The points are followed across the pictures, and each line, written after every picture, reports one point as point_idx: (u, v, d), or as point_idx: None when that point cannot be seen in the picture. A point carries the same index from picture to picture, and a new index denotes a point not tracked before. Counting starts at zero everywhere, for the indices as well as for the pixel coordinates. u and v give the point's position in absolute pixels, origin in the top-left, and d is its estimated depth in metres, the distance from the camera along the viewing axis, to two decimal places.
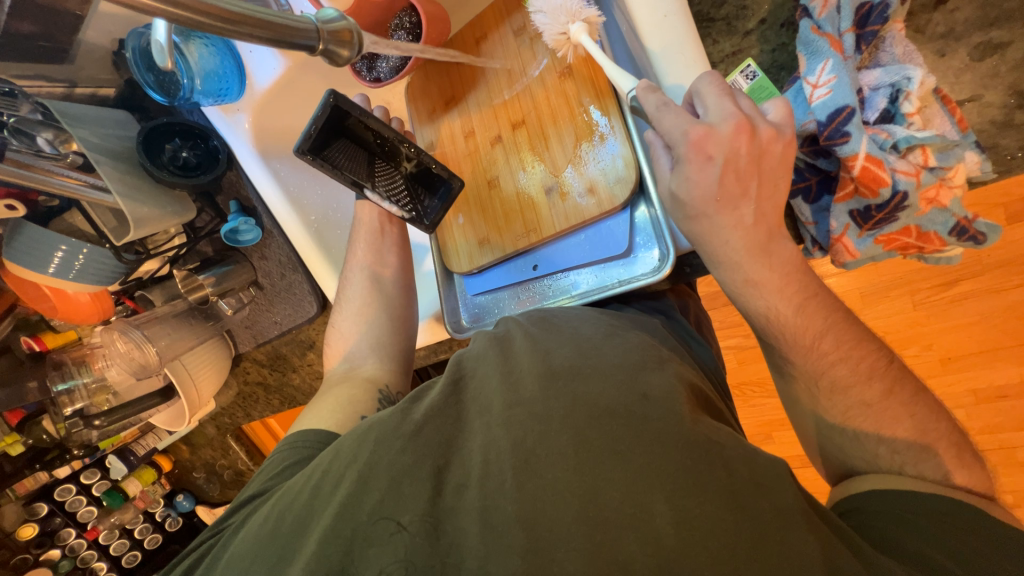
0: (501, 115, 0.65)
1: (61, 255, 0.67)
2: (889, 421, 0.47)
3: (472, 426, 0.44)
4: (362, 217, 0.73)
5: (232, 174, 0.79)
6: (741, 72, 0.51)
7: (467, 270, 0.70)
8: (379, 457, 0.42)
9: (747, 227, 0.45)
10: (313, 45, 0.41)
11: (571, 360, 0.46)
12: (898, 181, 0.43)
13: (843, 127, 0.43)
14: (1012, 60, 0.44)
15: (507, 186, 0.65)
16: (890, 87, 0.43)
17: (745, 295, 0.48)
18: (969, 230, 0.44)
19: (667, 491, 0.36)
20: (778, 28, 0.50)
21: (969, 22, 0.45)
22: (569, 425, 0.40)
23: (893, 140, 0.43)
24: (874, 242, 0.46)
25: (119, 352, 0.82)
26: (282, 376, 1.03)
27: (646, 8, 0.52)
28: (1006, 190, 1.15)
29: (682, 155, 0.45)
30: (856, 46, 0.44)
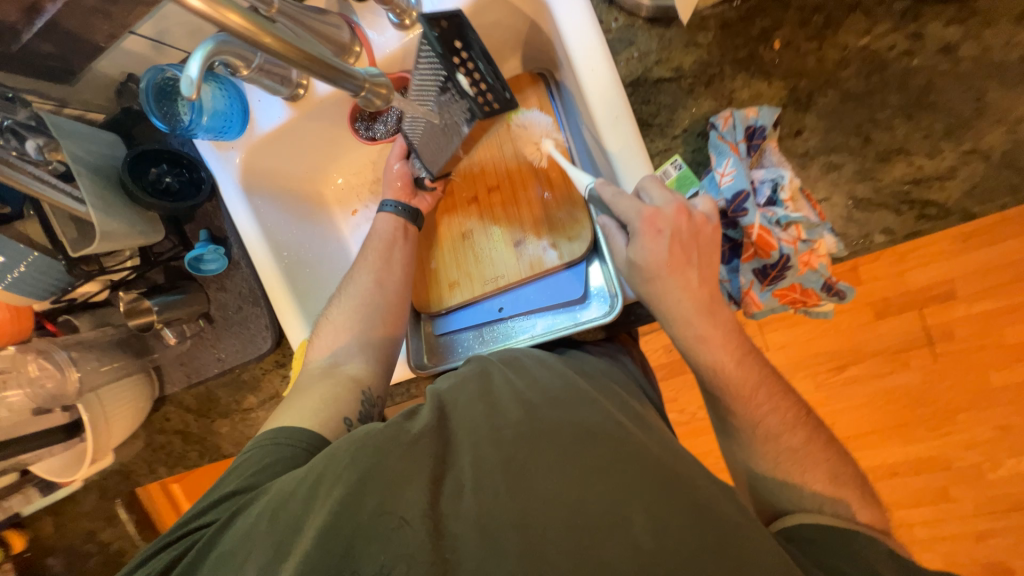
0: (478, 180, 0.76)
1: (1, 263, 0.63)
2: (811, 464, 0.55)
3: (461, 441, 0.48)
4: (381, 229, 0.75)
5: (210, 206, 0.80)
6: (672, 163, 0.59)
7: (437, 309, 0.75)
8: (378, 463, 0.46)
9: (693, 287, 0.54)
10: (354, 90, 0.55)
11: (550, 384, 0.53)
12: (784, 248, 0.50)
13: (743, 204, 0.51)
14: (847, 174, 0.55)
15: (479, 238, 0.74)
16: (773, 181, 0.52)
17: (695, 349, 0.57)
18: (834, 287, 0.52)
19: (650, 500, 0.41)
20: (695, 136, 0.58)
21: (817, 146, 0.55)
22: (559, 440, 0.45)
23: (777, 216, 0.50)
24: (772, 295, 0.55)
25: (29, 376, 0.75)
26: (210, 423, 0.95)
27: (602, 105, 0.58)
28: (871, 293, 1.46)
29: (636, 226, 0.53)
30: (748, 150, 0.53)
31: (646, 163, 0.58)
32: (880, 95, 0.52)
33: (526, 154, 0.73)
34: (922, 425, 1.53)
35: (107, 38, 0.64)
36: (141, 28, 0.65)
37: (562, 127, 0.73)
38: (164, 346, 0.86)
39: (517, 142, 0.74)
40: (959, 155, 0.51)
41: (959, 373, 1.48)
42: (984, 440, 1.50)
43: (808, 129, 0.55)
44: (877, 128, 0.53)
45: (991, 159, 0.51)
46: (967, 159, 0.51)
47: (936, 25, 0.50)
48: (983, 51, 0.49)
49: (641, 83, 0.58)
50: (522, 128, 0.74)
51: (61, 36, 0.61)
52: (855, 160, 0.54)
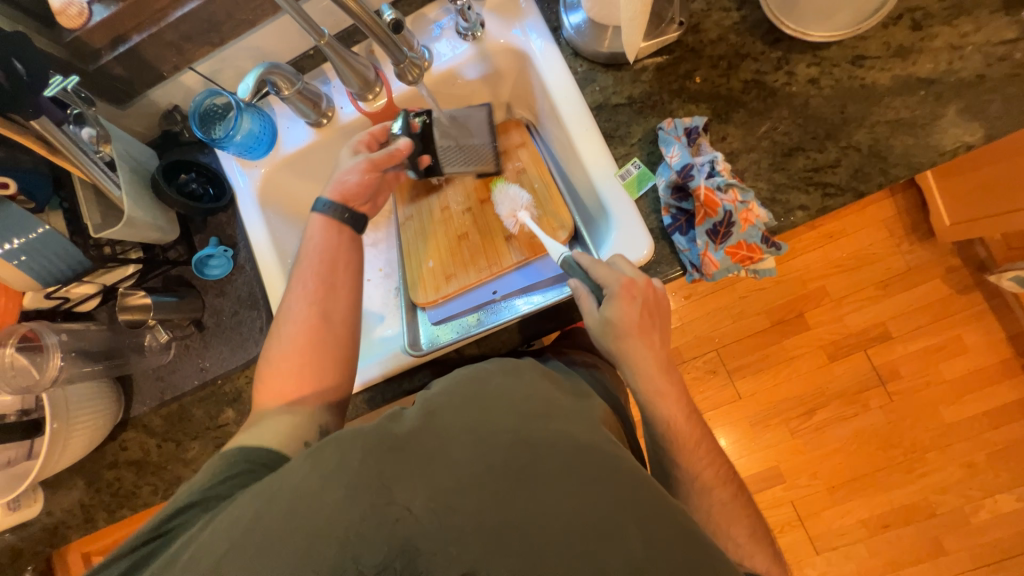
0: (473, 195, 0.88)
1: (37, 234, 0.69)
2: (733, 520, 0.64)
3: (462, 441, 0.50)
4: (307, 263, 0.72)
5: (223, 217, 0.87)
6: (630, 165, 0.74)
7: (433, 298, 0.80)
8: (367, 468, 0.48)
9: (655, 348, 0.63)
10: (398, 60, 0.71)
11: (531, 400, 0.56)
12: (726, 205, 0.64)
13: (691, 173, 0.65)
14: (763, 166, 0.71)
15: (474, 236, 0.84)
16: (710, 160, 0.66)
17: (653, 404, 0.63)
18: (771, 238, 0.65)
19: (639, 520, 0.46)
20: (648, 142, 0.74)
21: (738, 147, 0.72)
22: (551, 457, 0.49)
23: (717, 181, 0.64)
24: (725, 253, 0.65)
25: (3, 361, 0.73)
26: (175, 448, 0.87)
27: (576, 124, 0.76)
28: (821, 336, 1.62)
29: (615, 291, 0.62)
30: (690, 139, 0.69)
31: (610, 161, 0.74)
32: (775, 111, 0.72)
33: (504, 220, 0.82)
34: (898, 469, 1.55)
35: (172, 69, 0.79)
36: (199, 66, 0.80)
37: (544, 156, 0.88)
38: (141, 360, 0.86)
39: (500, 209, 0.84)
40: (840, 148, 0.70)
41: (916, 413, 1.56)
42: (958, 481, 1.52)
43: (730, 136, 0.73)
44: (779, 135, 0.71)
45: (863, 150, 0.69)
46: (847, 153, 0.69)
47: (803, 67, 0.71)
48: (836, 82, 0.70)
49: (602, 107, 0.77)
50: (503, 200, 0.84)
51: (136, 61, 0.75)
52: (766, 155, 0.71)
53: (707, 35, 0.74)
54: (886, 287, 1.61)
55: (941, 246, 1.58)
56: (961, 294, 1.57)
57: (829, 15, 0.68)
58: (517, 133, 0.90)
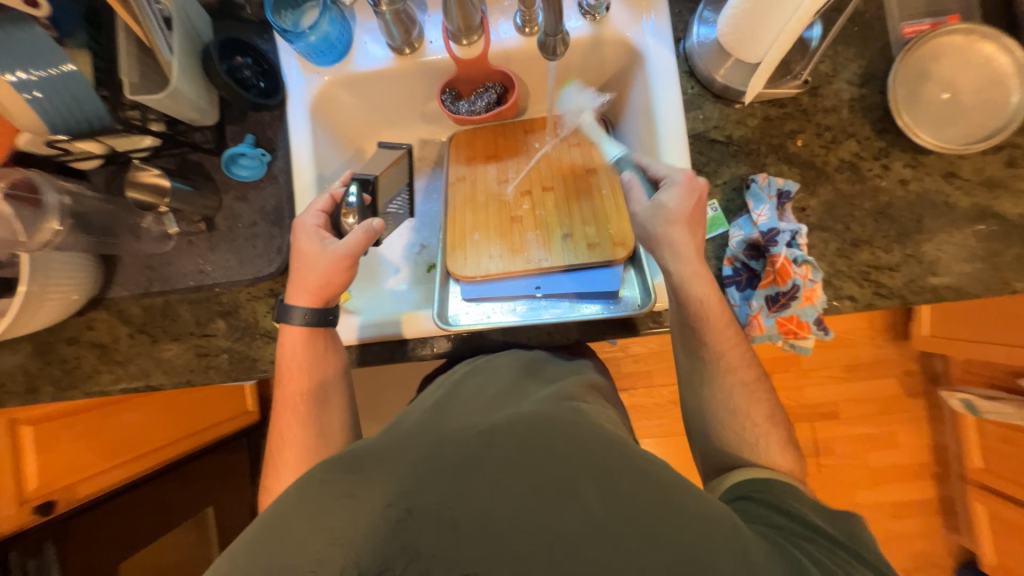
0: (535, 179, 0.84)
1: (56, 74, 0.58)
2: None
3: (422, 438, 0.53)
4: (290, 383, 0.70)
5: (266, 116, 0.78)
6: (709, 205, 0.72)
7: (471, 274, 0.77)
8: (330, 485, 0.48)
9: (698, 248, 0.64)
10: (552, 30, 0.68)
11: (487, 398, 0.62)
12: (796, 279, 0.64)
13: (775, 238, 0.65)
14: (831, 248, 0.72)
15: (527, 223, 0.80)
16: (793, 231, 0.66)
17: (691, 287, 0.64)
18: (824, 322, 0.65)
19: (592, 474, 0.47)
20: (732, 189, 0.73)
21: (814, 222, 0.72)
22: (509, 428, 0.53)
23: (795, 254, 0.64)
24: (774, 322, 0.66)
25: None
26: (149, 344, 0.81)
27: (669, 145, 0.72)
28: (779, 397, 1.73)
29: (676, 180, 0.65)
30: (779, 202, 0.68)
31: None
32: (860, 199, 0.72)
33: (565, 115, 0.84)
34: None
35: None
36: None
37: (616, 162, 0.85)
38: (134, 244, 0.78)
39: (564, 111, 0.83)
40: (904, 254, 0.71)
41: (834, 486, 1.71)
42: None
43: (809, 207, 0.73)
44: (854, 222, 0.72)
45: (923, 262, 0.71)
46: (907, 260, 0.71)
47: (898, 165, 0.72)
48: (924, 190, 0.71)
49: (699, 138, 0.74)
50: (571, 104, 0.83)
51: None
52: (837, 238, 0.72)
53: (823, 101, 0.73)
54: (849, 370, 1.72)
55: (909, 349, 1.70)
56: (908, 396, 1.71)
57: (942, 123, 0.69)
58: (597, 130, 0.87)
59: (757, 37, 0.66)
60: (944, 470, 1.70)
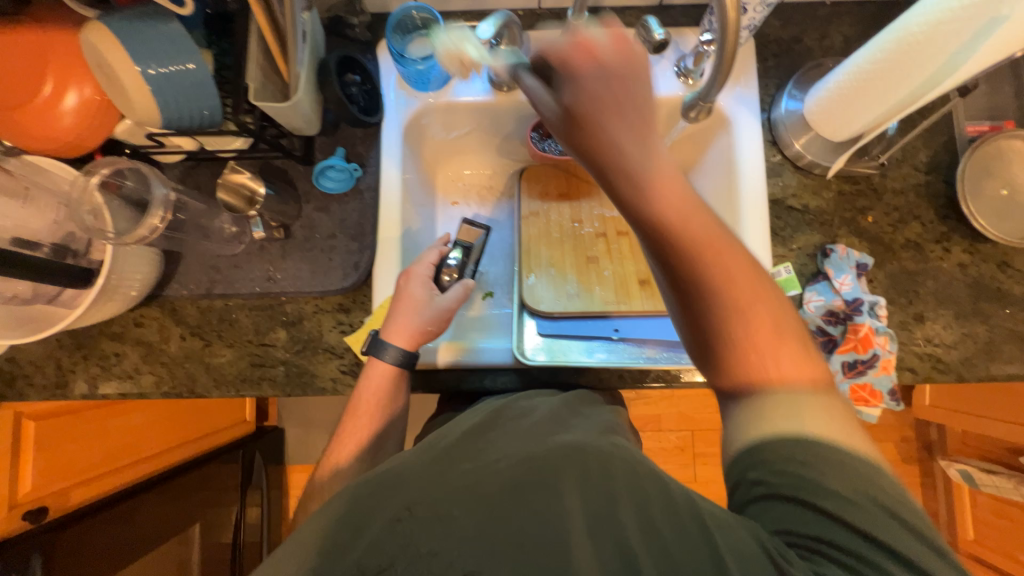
0: (610, 223, 0.86)
1: (183, 70, 0.57)
2: None
3: (460, 463, 0.44)
4: (363, 416, 0.69)
5: (360, 132, 0.79)
6: (782, 267, 0.76)
7: (547, 309, 0.78)
8: (351, 512, 0.40)
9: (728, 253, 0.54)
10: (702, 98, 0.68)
11: (529, 425, 0.52)
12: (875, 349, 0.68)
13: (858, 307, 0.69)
14: (894, 321, 0.76)
15: (603, 265, 0.82)
16: (873, 303, 0.70)
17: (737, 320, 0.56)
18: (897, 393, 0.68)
19: (637, 510, 0.39)
20: (806, 254, 0.77)
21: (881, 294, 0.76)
22: (547, 454, 0.44)
23: (876, 325, 0.68)
24: (848, 387, 0.69)
25: (78, 191, 0.60)
26: (200, 348, 0.76)
27: (750, 208, 0.76)
28: None
29: None
30: (858, 273, 0.72)
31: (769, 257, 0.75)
32: (922, 277, 0.77)
33: None
34: None
35: None
36: None
37: None
38: (201, 243, 0.76)
39: None
40: (961, 333, 0.76)
41: None
42: None
43: (875, 280, 0.77)
44: (917, 298, 0.76)
45: (978, 342, 0.75)
46: (964, 339, 0.75)
47: (957, 250, 0.77)
48: (980, 275, 0.77)
49: (777, 203, 0.79)
50: None
51: None
52: (899, 312, 0.76)
53: (892, 183, 0.78)
54: None
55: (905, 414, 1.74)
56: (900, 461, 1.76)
57: (1001, 216, 0.75)
58: None
59: (846, 119, 0.69)
60: None
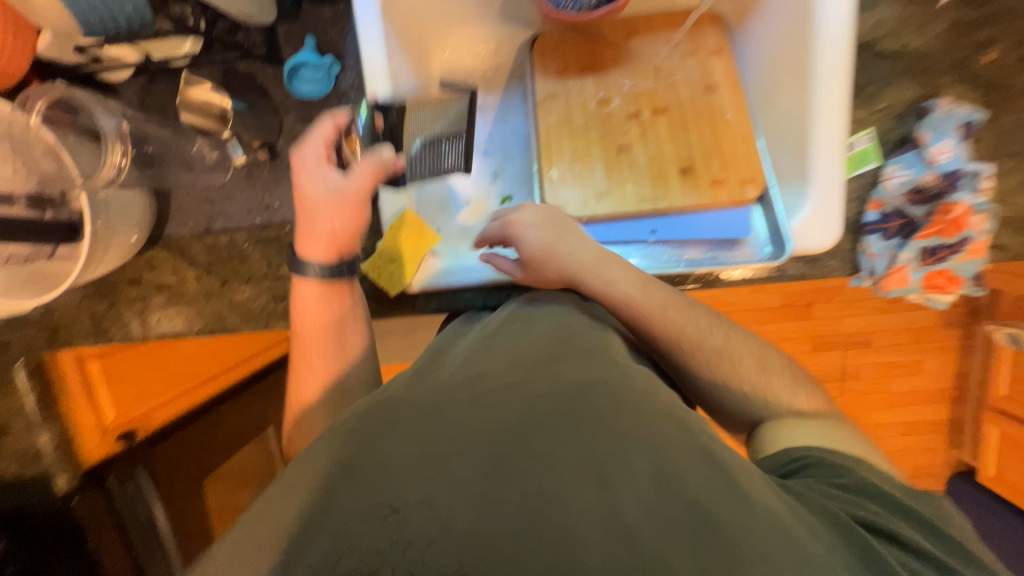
0: (644, 99, 0.72)
1: None
2: None
3: (453, 399, 0.40)
4: (305, 337, 0.60)
5: (329, 12, 0.64)
6: (862, 136, 0.62)
7: (575, 214, 0.68)
8: (344, 474, 0.34)
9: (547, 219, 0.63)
10: None
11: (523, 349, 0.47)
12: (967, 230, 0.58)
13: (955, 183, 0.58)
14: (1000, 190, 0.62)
15: (638, 154, 0.70)
16: (974, 174, 0.58)
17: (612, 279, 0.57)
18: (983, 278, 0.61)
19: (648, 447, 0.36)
20: (893, 116, 0.62)
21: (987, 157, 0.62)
22: (558, 393, 0.39)
23: (974, 202, 0.57)
24: (924, 275, 0.61)
25: (27, 130, 0.54)
26: (217, 288, 0.73)
27: (828, 60, 0.60)
28: (817, 328, 1.67)
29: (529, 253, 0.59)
30: (964, 135, 0.59)
31: (845, 125, 0.61)
32: None
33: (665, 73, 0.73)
34: None
35: None
36: None
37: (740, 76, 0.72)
38: (187, 175, 0.69)
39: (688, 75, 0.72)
40: None
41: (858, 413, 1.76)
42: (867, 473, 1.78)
43: (980, 140, 0.61)
44: None
45: None
46: None
47: None
48: None
49: (864, 48, 0.61)
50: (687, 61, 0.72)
51: None
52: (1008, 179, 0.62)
53: None
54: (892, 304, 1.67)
55: None
56: (945, 326, 1.66)
57: None
58: (715, 36, 0.73)
59: None
60: (965, 396, 1.72)
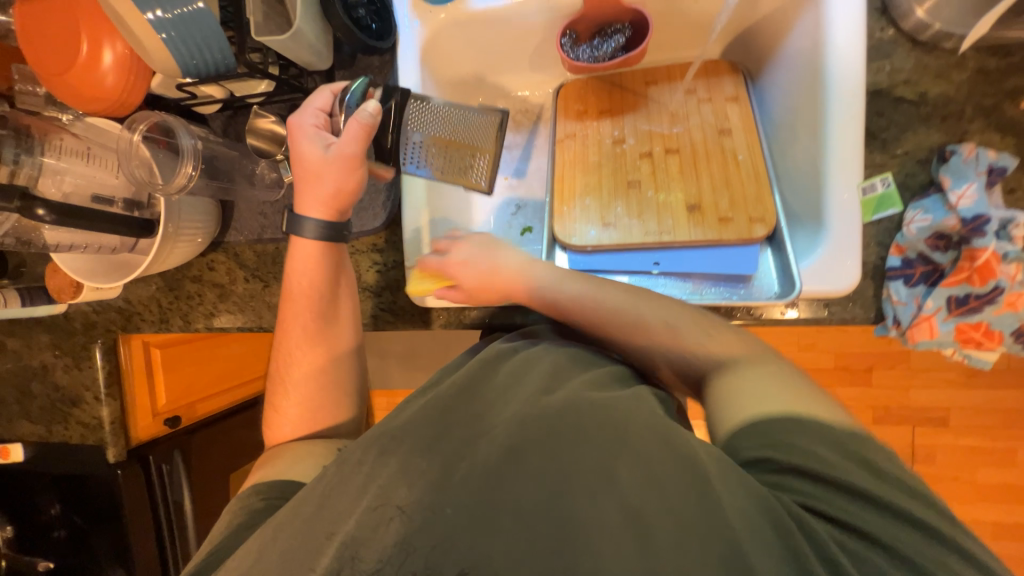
0: (657, 139, 0.75)
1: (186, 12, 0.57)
2: None
3: (471, 421, 0.43)
4: (299, 299, 0.68)
5: (377, 61, 0.75)
6: (880, 180, 0.60)
7: (580, 244, 0.71)
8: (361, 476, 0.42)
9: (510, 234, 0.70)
10: None
11: (537, 370, 0.48)
12: (1000, 279, 0.53)
13: (980, 227, 0.53)
14: None
15: (647, 190, 0.72)
16: (1005, 220, 0.53)
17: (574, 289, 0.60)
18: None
19: (632, 455, 0.37)
20: (915, 161, 0.60)
21: None
22: (540, 415, 0.41)
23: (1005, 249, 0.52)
24: (953, 327, 0.55)
25: (125, 145, 0.66)
26: (261, 289, 0.83)
27: (840, 104, 0.60)
28: (879, 397, 1.49)
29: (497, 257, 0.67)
30: (989, 180, 0.55)
31: (860, 168, 0.60)
32: None
33: (681, 116, 0.75)
34: None
35: None
36: None
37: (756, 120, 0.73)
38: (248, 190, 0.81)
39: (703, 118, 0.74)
40: None
41: None
42: None
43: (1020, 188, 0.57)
44: None
45: None
46: None
47: None
48: None
49: (880, 94, 0.61)
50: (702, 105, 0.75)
51: None
52: None
53: None
54: (972, 377, 1.46)
55: None
56: None
57: None
58: (732, 83, 0.76)
59: None
60: None
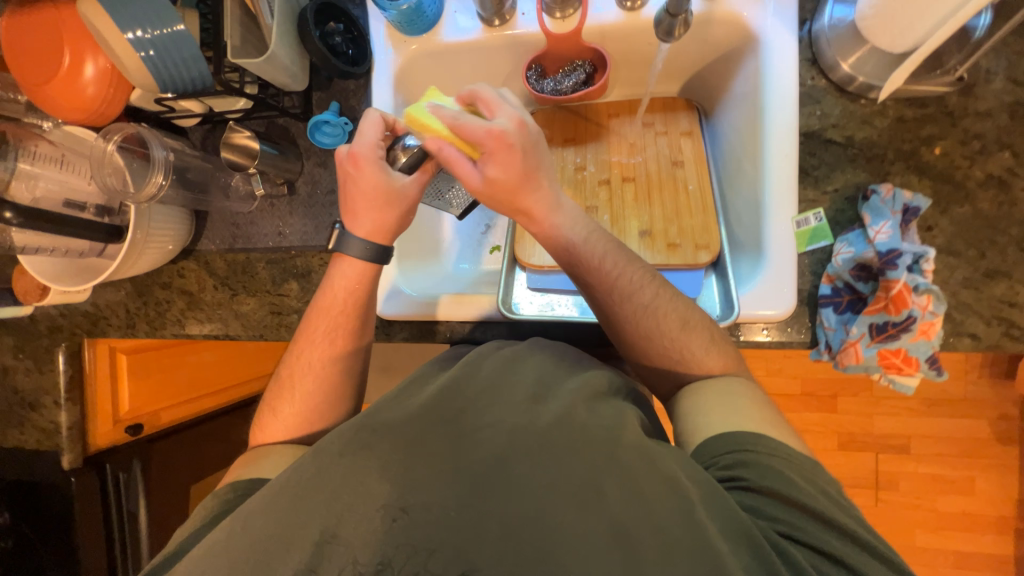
0: (615, 168, 0.79)
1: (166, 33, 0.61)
2: None
3: (462, 429, 0.46)
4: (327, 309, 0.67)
5: (353, 85, 0.79)
6: (814, 214, 0.65)
7: (538, 263, 0.75)
8: (318, 482, 0.43)
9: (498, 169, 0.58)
10: None
11: (507, 381, 0.51)
12: (914, 309, 0.57)
13: (893, 261, 0.57)
14: (961, 278, 0.61)
15: (604, 215, 0.76)
16: (916, 254, 0.58)
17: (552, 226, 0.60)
18: (938, 360, 0.58)
19: (623, 482, 0.42)
20: (844, 198, 0.65)
21: (944, 243, 0.62)
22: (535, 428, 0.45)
23: (915, 282, 0.56)
24: (875, 352, 0.59)
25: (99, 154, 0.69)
26: (229, 297, 0.85)
27: (777, 143, 0.65)
28: (841, 423, 1.53)
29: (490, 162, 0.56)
30: (904, 219, 0.60)
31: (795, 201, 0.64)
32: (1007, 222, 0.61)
33: (639, 147, 0.80)
34: None
35: None
36: None
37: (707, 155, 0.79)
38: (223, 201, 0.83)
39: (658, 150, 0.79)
40: None
41: (895, 530, 1.53)
42: None
43: (936, 226, 0.62)
44: (994, 249, 0.61)
45: None
46: None
47: None
48: None
49: (813, 136, 0.66)
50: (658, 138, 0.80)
51: None
52: (968, 267, 0.61)
53: (974, 102, 0.62)
54: (928, 406, 1.50)
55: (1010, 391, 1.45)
56: (993, 439, 1.47)
57: None
58: (687, 119, 0.81)
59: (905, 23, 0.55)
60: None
